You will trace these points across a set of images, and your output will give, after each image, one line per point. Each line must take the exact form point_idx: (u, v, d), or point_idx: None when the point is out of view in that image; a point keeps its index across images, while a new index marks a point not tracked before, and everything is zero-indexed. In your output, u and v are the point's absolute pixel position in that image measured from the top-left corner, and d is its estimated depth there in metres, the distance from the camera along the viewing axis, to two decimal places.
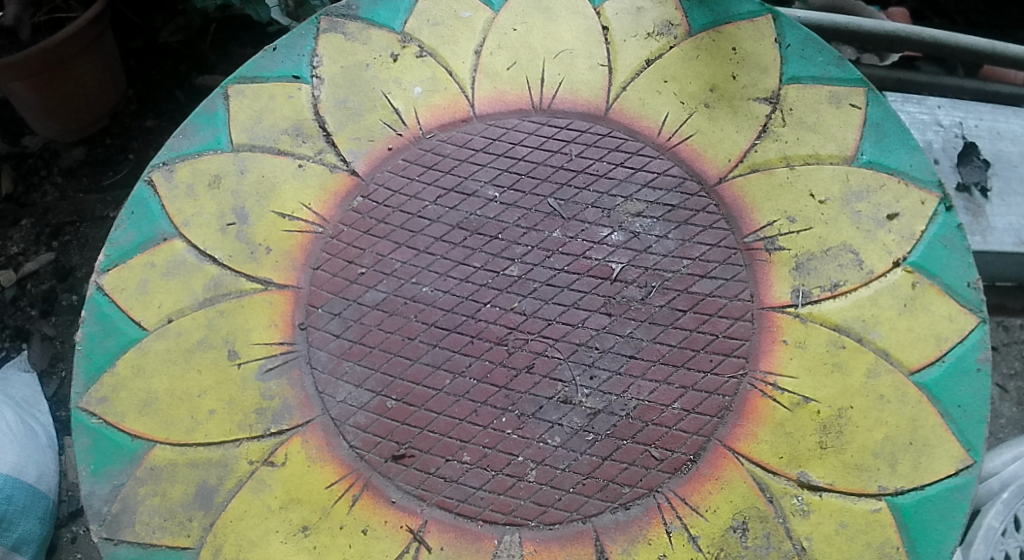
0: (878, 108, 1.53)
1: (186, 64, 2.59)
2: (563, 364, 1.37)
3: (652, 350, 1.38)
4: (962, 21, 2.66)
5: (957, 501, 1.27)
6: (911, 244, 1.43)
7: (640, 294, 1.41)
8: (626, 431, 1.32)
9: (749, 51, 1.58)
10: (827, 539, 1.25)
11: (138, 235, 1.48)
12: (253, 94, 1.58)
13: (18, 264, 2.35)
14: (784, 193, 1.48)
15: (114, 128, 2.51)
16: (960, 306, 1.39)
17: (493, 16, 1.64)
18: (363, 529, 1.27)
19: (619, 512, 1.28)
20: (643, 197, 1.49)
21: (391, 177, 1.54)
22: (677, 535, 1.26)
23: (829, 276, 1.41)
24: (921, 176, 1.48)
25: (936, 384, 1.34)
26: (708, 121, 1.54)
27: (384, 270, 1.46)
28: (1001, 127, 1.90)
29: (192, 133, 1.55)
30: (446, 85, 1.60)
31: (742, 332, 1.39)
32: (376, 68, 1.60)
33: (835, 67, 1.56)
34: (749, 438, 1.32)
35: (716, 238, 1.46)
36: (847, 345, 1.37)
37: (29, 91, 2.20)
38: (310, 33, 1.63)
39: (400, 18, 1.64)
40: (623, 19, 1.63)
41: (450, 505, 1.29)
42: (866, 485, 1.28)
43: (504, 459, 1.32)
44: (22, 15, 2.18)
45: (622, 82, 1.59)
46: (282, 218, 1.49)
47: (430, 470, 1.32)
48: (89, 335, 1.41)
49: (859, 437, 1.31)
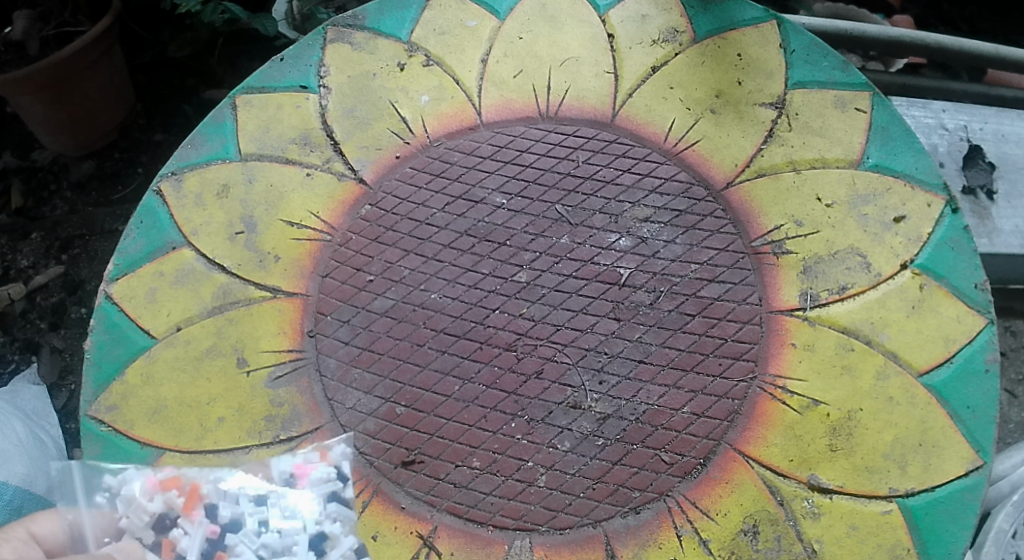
0: (884, 111, 1.53)
1: (194, 78, 2.61)
2: (572, 369, 1.37)
3: (661, 354, 1.38)
4: (966, 28, 2.66)
5: (967, 502, 1.27)
6: (917, 247, 1.43)
7: (649, 299, 1.42)
8: (635, 435, 1.33)
9: (755, 57, 1.59)
10: (837, 541, 1.25)
11: (147, 244, 1.49)
12: (261, 104, 1.60)
13: (28, 277, 2.37)
14: (790, 198, 1.48)
15: (123, 142, 2.52)
16: (967, 308, 1.39)
17: (499, 25, 1.66)
18: (374, 535, 1.28)
19: (630, 517, 1.28)
20: (651, 203, 1.50)
21: (399, 185, 1.54)
22: (688, 539, 1.26)
23: (837, 279, 1.42)
24: (927, 178, 1.48)
25: (944, 386, 1.34)
26: (714, 127, 1.55)
27: (393, 277, 1.47)
28: (1007, 130, 1.89)
29: (200, 143, 1.57)
30: (453, 93, 1.61)
31: (751, 336, 1.39)
32: (383, 78, 1.62)
33: (841, 71, 1.57)
34: (759, 441, 1.32)
35: (724, 243, 1.46)
36: (856, 348, 1.37)
37: (37, 105, 2.22)
38: (317, 43, 1.64)
39: (406, 28, 1.66)
40: (628, 26, 1.64)
41: (460, 511, 1.30)
42: (876, 487, 1.28)
43: (514, 465, 1.32)
44: (29, 30, 2.21)
45: (628, 88, 1.60)
46: (291, 227, 1.50)
47: (440, 476, 1.32)
48: (98, 344, 1.42)
49: (869, 439, 1.31)
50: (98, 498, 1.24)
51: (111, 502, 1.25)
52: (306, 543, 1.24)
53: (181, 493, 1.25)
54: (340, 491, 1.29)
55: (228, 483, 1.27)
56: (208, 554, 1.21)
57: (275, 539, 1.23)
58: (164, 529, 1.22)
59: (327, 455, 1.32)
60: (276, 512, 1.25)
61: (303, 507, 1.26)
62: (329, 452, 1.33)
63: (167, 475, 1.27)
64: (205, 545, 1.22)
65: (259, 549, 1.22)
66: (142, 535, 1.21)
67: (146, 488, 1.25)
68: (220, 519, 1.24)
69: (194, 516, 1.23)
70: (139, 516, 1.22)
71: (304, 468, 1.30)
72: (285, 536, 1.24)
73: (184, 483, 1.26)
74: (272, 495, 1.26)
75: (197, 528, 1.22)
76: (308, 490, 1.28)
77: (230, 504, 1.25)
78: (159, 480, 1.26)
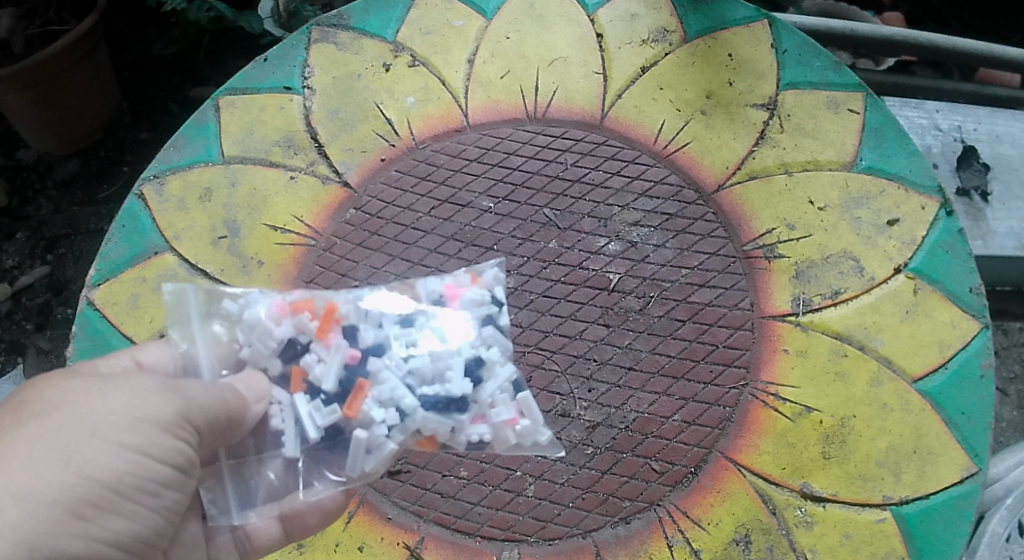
0: (877, 113, 1.51)
1: (181, 77, 2.54)
2: (561, 377, 1.35)
3: (651, 361, 1.35)
4: (958, 26, 2.64)
5: (962, 510, 1.25)
6: (911, 250, 1.41)
7: (639, 304, 1.39)
8: (625, 444, 1.30)
9: (745, 57, 1.56)
10: (831, 551, 1.24)
11: (129, 249, 1.46)
12: (244, 105, 1.56)
13: (13, 278, 2.35)
14: (783, 200, 1.46)
15: (108, 141, 2.47)
16: (963, 313, 1.37)
17: (486, 24, 1.63)
18: (359, 546, 1.26)
19: (620, 527, 1.26)
20: (640, 206, 1.47)
21: (384, 189, 1.51)
22: (679, 549, 1.24)
23: (830, 283, 1.39)
24: (921, 181, 1.46)
25: (939, 392, 1.32)
26: (704, 129, 1.52)
27: (378, 283, 1.44)
28: (1001, 130, 1.87)
29: (183, 146, 1.53)
30: (439, 94, 1.58)
31: (742, 342, 1.37)
32: (368, 79, 1.59)
33: (833, 72, 1.55)
34: (751, 449, 1.30)
35: (715, 247, 1.44)
36: (849, 353, 1.34)
37: (22, 104, 2.17)
38: (301, 44, 1.61)
39: (392, 28, 1.63)
40: (617, 26, 1.61)
41: (447, 521, 1.27)
42: (870, 495, 1.26)
43: (502, 474, 1.30)
44: (14, 27, 2.16)
45: (617, 89, 1.57)
46: (274, 231, 1.47)
47: (427, 486, 1.30)
48: (79, 350, 1.38)
49: (862, 447, 1.29)
50: (216, 326, 1.20)
51: (231, 330, 1.20)
52: (460, 368, 1.15)
53: (315, 318, 1.18)
54: (494, 315, 1.23)
55: (368, 304, 1.21)
56: (346, 383, 1.13)
57: (424, 364, 1.15)
58: (295, 357, 1.16)
59: (478, 279, 1.28)
60: (426, 334, 1.17)
61: (458, 326, 1.19)
62: (480, 277, 1.29)
63: (296, 300, 1.21)
64: (344, 372, 1.14)
65: (406, 376, 1.14)
66: (269, 363, 1.16)
67: (273, 313, 1.19)
68: (361, 343, 1.17)
69: (330, 340, 1.16)
70: (266, 342, 1.16)
71: (455, 290, 1.25)
72: (437, 361, 1.15)
73: (316, 308, 1.19)
74: (419, 316, 1.19)
75: (335, 354, 1.14)
76: (462, 311, 1.22)
77: (373, 330, 1.19)
78: (287, 306, 1.20)
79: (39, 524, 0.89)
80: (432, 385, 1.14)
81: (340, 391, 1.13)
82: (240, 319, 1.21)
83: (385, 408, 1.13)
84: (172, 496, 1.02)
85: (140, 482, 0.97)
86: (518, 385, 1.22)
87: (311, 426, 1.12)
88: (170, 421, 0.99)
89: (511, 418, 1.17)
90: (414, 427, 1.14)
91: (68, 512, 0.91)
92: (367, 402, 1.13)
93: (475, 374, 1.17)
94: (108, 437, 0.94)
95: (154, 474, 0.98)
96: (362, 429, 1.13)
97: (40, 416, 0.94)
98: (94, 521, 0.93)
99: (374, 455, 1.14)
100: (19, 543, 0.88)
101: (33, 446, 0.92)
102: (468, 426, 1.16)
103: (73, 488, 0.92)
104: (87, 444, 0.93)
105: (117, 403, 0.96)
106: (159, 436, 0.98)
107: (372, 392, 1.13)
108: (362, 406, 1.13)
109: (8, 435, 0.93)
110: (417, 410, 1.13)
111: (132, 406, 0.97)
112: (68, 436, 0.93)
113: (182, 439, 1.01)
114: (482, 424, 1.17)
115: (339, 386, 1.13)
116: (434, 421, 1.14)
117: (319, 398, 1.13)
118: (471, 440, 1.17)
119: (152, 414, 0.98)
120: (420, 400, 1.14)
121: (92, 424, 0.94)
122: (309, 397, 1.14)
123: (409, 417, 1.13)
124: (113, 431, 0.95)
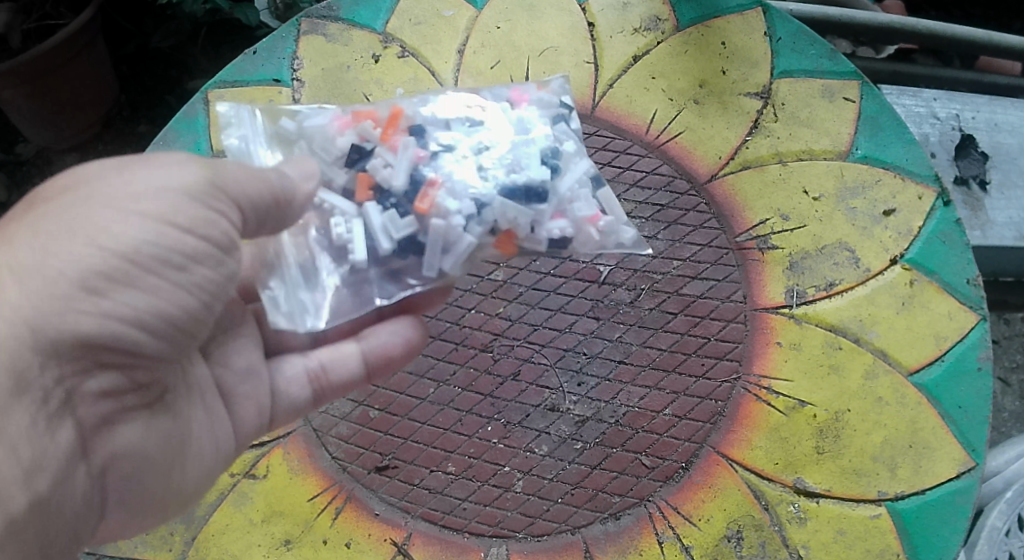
0: (873, 101, 1.48)
1: (178, 69, 2.51)
2: (551, 370, 1.33)
3: (642, 354, 1.33)
4: (960, 15, 2.61)
5: (958, 506, 1.23)
6: (908, 241, 1.38)
7: (629, 297, 1.37)
8: (615, 439, 1.28)
9: (739, 45, 1.54)
10: (824, 547, 1.22)
11: None
12: (233, 99, 1.55)
13: None
14: (776, 190, 1.43)
15: (107, 135, 2.46)
16: (959, 305, 1.34)
17: (476, 14, 1.60)
18: (347, 543, 1.25)
19: (609, 523, 1.24)
20: (631, 197, 1.45)
21: None
22: (669, 545, 1.23)
23: (824, 275, 1.37)
24: (917, 170, 1.43)
25: (935, 385, 1.30)
26: (698, 118, 1.50)
27: None
28: (1000, 118, 1.84)
29: (172, 140, 1.52)
30: (429, 85, 1.56)
31: (735, 334, 1.35)
32: (357, 70, 1.57)
33: (828, 60, 1.52)
34: (743, 444, 1.28)
35: (707, 238, 1.42)
36: (843, 346, 1.32)
37: (20, 99, 2.16)
38: (291, 35, 1.59)
39: (381, 18, 1.60)
40: (609, 14, 1.59)
41: (435, 518, 1.26)
42: (865, 491, 1.24)
43: (490, 470, 1.28)
44: (12, 22, 2.14)
45: (608, 78, 1.55)
46: None
47: (414, 482, 1.28)
48: None
49: (857, 441, 1.26)
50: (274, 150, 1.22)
51: (290, 150, 1.22)
52: (537, 157, 1.15)
53: (377, 125, 1.18)
54: (565, 116, 1.25)
55: (432, 110, 1.21)
56: (417, 178, 1.13)
57: (499, 158, 1.15)
58: (359, 160, 1.16)
59: (544, 89, 1.30)
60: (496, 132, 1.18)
61: (529, 121, 1.19)
62: (544, 88, 1.30)
63: (358, 112, 1.21)
64: (414, 168, 1.14)
65: (480, 170, 1.14)
66: (334, 177, 1.17)
67: (336, 127, 1.19)
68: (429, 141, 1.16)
69: (396, 142, 1.16)
70: (331, 151, 1.18)
71: (521, 96, 1.25)
72: (512, 154, 1.15)
73: (379, 116, 1.20)
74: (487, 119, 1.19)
75: (402, 156, 1.14)
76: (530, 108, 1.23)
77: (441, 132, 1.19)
78: (350, 119, 1.20)
79: (45, 299, 0.91)
80: (510, 174, 1.14)
81: (411, 184, 1.13)
82: (298, 136, 1.22)
83: (459, 200, 1.11)
84: (203, 272, 0.99)
85: (162, 253, 0.96)
86: (596, 183, 1.25)
87: (384, 237, 1.11)
88: (195, 189, 0.99)
89: (593, 214, 1.18)
90: (492, 219, 1.12)
91: (78, 287, 0.92)
92: (440, 196, 1.11)
93: (552, 164, 1.17)
94: (124, 208, 0.95)
95: (180, 245, 0.97)
96: (438, 219, 1.10)
97: (60, 197, 0.97)
98: (109, 296, 0.94)
99: (452, 253, 1.12)
100: (20, 322, 0.91)
101: (46, 223, 0.95)
102: (549, 220, 1.15)
103: (83, 262, 0.93)
104: (103, 213, 0.95)
105: (137, 176, 0.98)
106: (184, 203, 0.98)
107: (445, 186, 1.12)
108: (434, 200, 1.11)
109: (28, 219, 0.97)
110: (495, 198, 1.12)
111: (153, 177, 0.98)
112: (84, 209, 0.95)
113: (211, 206, 0.99)
114: (563, 219, 1.16)
115: (410, 181, 1.13)
116: (514, 208, 1.12)
117: (388, 200, 1.13)
118: (553, 236, 1.16)
119: (176, 183, 0.98)
120: (498, 190, 1.12)
121: (111, 197, 0.96)
122: (379, 203, 1.13)
123: (487, 207, 1.11)
124: (133, 203, 0.96)
